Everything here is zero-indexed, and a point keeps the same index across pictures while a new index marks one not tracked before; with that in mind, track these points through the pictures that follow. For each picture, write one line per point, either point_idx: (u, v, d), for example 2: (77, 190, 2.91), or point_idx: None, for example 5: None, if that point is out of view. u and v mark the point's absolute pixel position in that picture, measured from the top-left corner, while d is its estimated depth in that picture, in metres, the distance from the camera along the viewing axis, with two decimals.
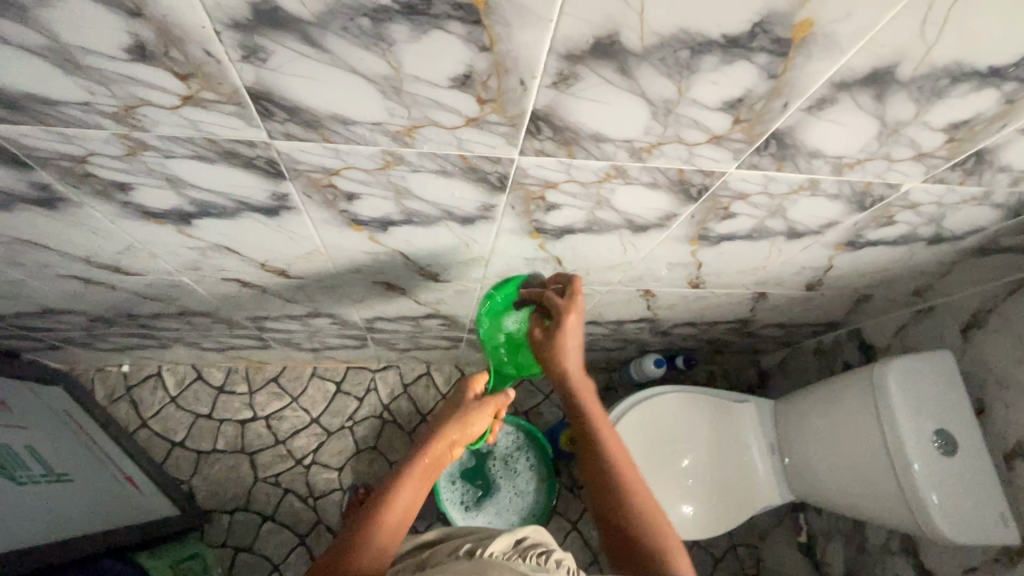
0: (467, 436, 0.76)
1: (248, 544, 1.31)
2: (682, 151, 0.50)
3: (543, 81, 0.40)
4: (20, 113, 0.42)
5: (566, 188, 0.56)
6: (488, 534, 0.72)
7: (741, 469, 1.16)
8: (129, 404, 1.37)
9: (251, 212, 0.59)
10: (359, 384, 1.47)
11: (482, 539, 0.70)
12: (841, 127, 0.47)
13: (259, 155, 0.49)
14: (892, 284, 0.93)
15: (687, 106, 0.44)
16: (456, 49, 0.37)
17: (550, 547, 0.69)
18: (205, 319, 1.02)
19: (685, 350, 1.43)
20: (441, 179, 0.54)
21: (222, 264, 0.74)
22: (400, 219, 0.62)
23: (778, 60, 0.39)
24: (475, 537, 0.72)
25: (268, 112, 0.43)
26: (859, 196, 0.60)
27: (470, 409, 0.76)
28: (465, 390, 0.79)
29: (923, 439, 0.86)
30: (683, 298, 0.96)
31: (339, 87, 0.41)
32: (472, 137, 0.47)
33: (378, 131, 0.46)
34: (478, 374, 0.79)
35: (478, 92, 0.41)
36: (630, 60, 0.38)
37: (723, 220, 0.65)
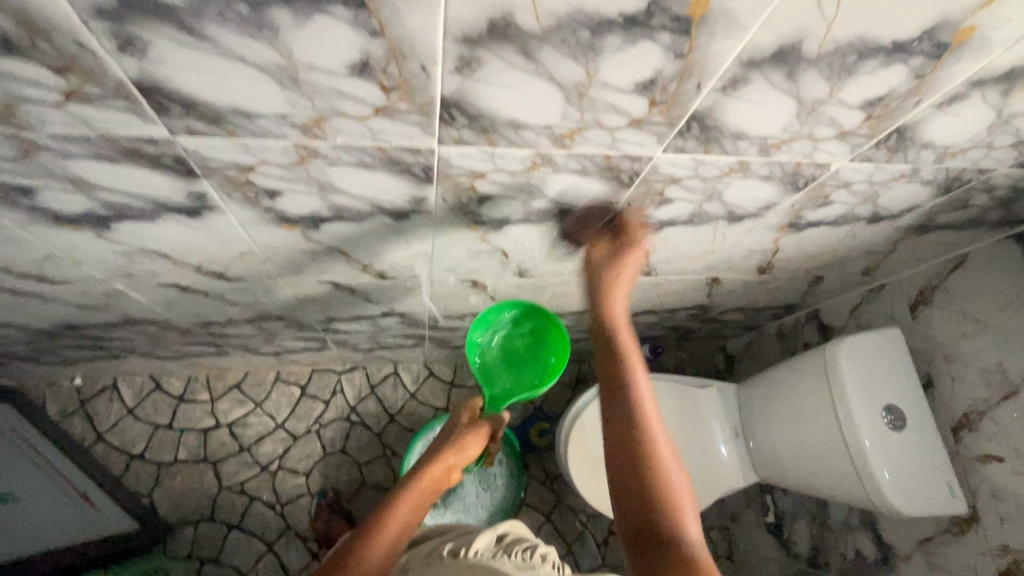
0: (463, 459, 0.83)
1: (214, 554, 1.28)
2: (605, 136, 0.49)
3: (445, 66, 0.39)
4: None
5: (494, 178, 0.55)
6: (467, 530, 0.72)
7: (706, 453, 1.17)
8: (84, 418, 1.32)
9: (171, 213, 0.57)
10: (324, 387, 1.45)
11: (462, 535, 0.70)
12: (759, 106, 0.47)
13: (164, 153, 0.46)
14: (842, 265, 0.94)
15: (599, 89, 0.43)
16: (347, 34, 0.36)
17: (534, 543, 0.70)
18: (152, 327, 0.99)
19: (651, 339, 1.43)
20: (363, 172, 0.52)
21: (154, 270, 0.72)
22: (329, 215, 0.60)
23: (681, 38, 0.38)
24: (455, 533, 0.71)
25: (162, 106, 0.41)
26: (791, 177, 0.60)
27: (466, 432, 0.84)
28: (460, 418, 0.89)
29: (873, 416, 0.88)
30: (638, 286, 0.96)
31: (232, 79, 0.39)
32: (384, 127, 0.45)
33: (284, 124, 0.44)
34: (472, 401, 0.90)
35: (381, 80, 0.40)
36: (531, 42, 0.37)
37: (660, 206, 0.65)
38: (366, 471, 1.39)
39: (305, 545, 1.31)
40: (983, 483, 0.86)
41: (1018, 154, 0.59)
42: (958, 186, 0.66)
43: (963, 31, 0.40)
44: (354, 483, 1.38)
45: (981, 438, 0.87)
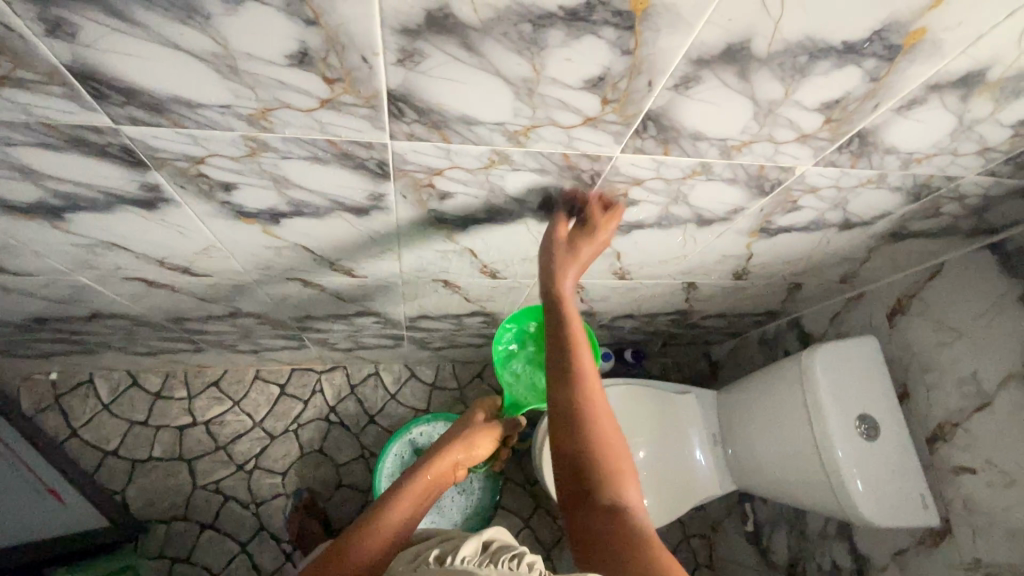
0: (470, 458, 0.84)
1: (186, 554, 1.27)
2: (560, 134, 0.48)
3: (387, 58, 0.38)
4: None
5: (452, 175, 0.54)
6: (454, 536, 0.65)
7: (684, 460, 1.16)
8: (58, 413, 1.31)
9: (126, 205, 0.56)
10: (304, 386, 1.43)
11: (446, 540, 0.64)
12: (714, 107, 0.46)
13: (110, 142, 0.46)
14: (819, 272, 0.94)
15: (549, 85, 0.42)
16: (281, 23, 0.35)
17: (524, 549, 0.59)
18: (123, 322, 0.98)
19: (634, 344, 1.43)
20: (317, 167, 0.52)
21: (117, 263, 0.71)
22: (289, 209, 0.59)
23: (625, 34, 0.37)
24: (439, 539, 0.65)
25: (101, 93, 0.40)
26: (756, 180, 0.59)
27: (474, 433, 0.85)
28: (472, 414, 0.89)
29: (846, 425, 0.87)
30: (614, 289, 0.95)
31: (169, 66, 0.38)
32: (333, 120, 0.45)
33: (229, 114, 0.43)
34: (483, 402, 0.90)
35: (323, 71, 0.39)
36: (472, 34, 0.37)
37: (626, 208, 0.64)
38: (343, 472, 1.38)
39: (279, 546, 1.30)
40: (956, 495, 0.86)
41: (984, 162, 0.59)
42: (927, 193, 0.65)
43: (914, 33, 0.39)
44: (331, 484, 1.36)
45: (955, 449, 0.86)
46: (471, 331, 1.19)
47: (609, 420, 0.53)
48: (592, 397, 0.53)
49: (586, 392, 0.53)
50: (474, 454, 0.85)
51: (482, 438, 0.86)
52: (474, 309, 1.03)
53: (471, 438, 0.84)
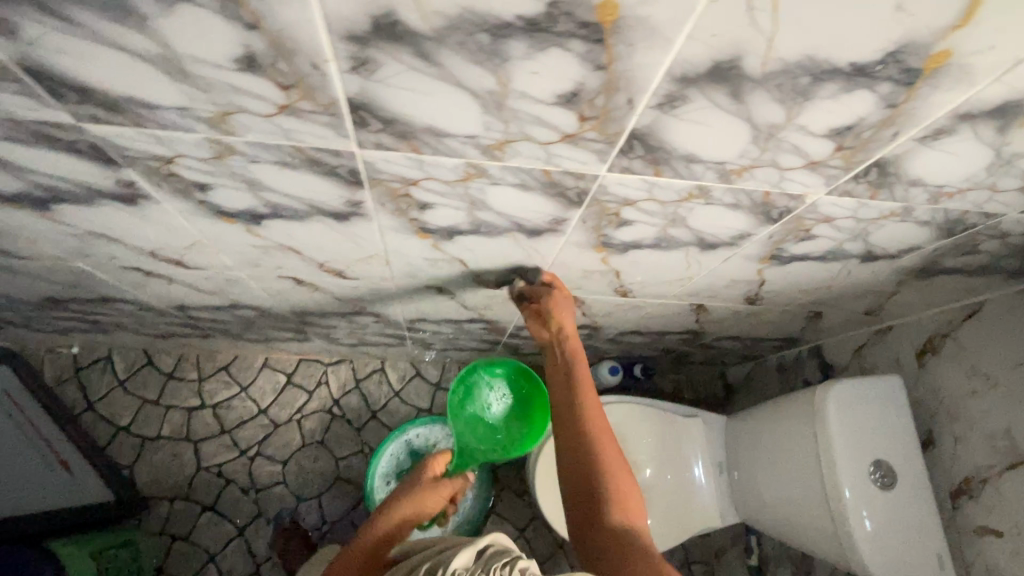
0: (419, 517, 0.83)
1: (185, 533, 1.30)
2: (538, 150, 0.45)
3: (340, 65, 0.36)
4: None
5: (428, 186, 0.52)
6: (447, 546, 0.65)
7: (686, 487, 1.11)
8: (77, 386, 1.36)
9: (107, 198, 0.56)
10: (310, 376, 1.45)
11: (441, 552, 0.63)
12: (707, 128, 0.42)
13: (75, 138, 0.45)
14: (841, 302, 0.86)
15: (519, 100, 0.39)
16: (221, 25, 0.33)
17: (519, 556, 0.61)
18: (130, 305, 1.00)
19: (644, 359, 1.37)
20: (287, 172, 0.50)
21: (111, 252, 0.71)
22: (268, 212, 0.58)
23: (596, 48, 0.34)
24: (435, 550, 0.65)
25: (58, 92, 0.39)
26: (762, 207, 0.54)
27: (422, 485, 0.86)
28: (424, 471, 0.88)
29: (859, 471, 0.80)
30: (617, 306, 0.91)
31: (112, 65, 0.36)
32: (295, 126, 0.43)
33: (188, 117, 0.42)
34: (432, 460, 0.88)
35: (275, 77, 0.37)
36: (426, 43, 0.34)
37: (620, 228, 0.60)
38: (342, 466, 1.39)
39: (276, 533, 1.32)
40: (978, 558, 0.78)
41: None
42: (962, 229, 0.59)
43: (937, 55, 0.34)
44: (329, 476, 1.38)
45: (980, 508, 0.78)
46: (472, 336, 1.17)
47: (607, 442, 0.66)
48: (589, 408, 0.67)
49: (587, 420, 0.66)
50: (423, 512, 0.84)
51: (433, 497, 0.85)
52: (472, 316, 1.01)
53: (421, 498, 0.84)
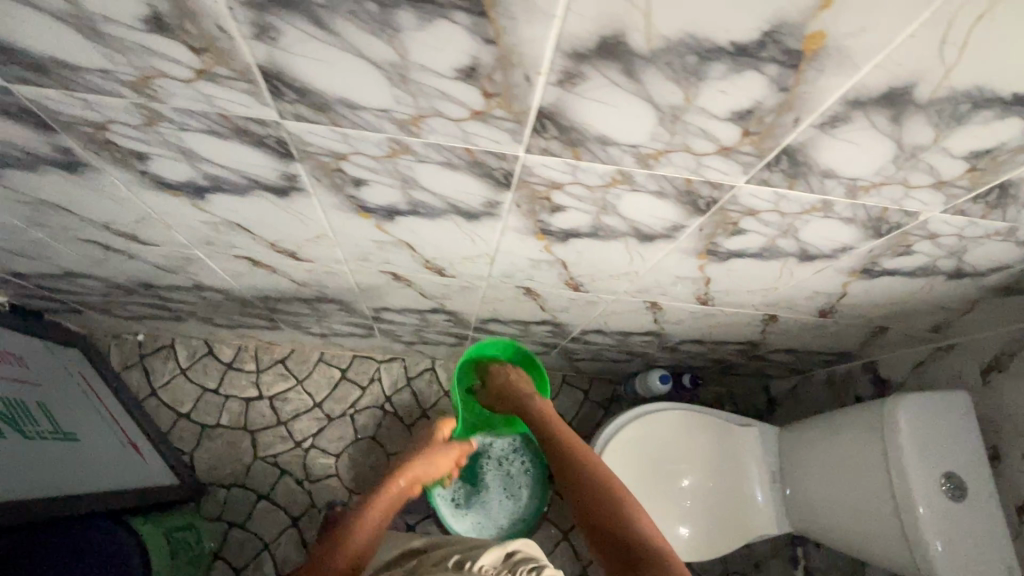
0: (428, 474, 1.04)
1: (242, 520, 1.33)
2: (690, 160, 0.49)
3: (549, 78, 0.40)
4: (44, 76, 0.43)
5: (571, 190, 0.56)
6: (476, 546, 0.78)
7: (740, 495, 1.14)
8: (141, 372, 1.41)
9: (263, 190, 0.60)
10: (364, 372, 1.49)
11: (470, 549, 0.77)
12: (856, 147, 0.46)
13: (269, 133, 0.49)
14: (910, 319, 0.90)
15: (695, 114, 0.43)
16: (462, 39, 0.37)
17: (541, 565, 0.74)
18: (217, 294, 1.05)
19: (692, 369, 1.41)
20: (446, 172, 0.54)
21: (234, 241, 0.76)
22: (406, 209, 0.63)
23: (788, 72, 0.38)
24: (461, 547, 0.79)
25: (279, 91, 0.44)
26: (875, 222, 0.58)
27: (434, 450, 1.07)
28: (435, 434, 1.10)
29: (930, 482, 0.83)
30: (691, 313, 0.95)
31: (343, 70, 0.41)
32: (477, 130, 0.47)
33: (385, 118, 0.46)
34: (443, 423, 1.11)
35: (484, 86, 0.41)
36: (637, 62, 0.38)
37: (731, 236, 0.64)
38: (392, 462, 1.42)
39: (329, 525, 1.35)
40: None
41: None
42: None
43: None
44: (380, 471, 1.41)
45: None
46: (534, 339, 1.20)
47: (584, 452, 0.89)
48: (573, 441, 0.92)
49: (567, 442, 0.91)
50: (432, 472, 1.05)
51: (436, 463, 1.06)
52: (544, 318, 1.04)
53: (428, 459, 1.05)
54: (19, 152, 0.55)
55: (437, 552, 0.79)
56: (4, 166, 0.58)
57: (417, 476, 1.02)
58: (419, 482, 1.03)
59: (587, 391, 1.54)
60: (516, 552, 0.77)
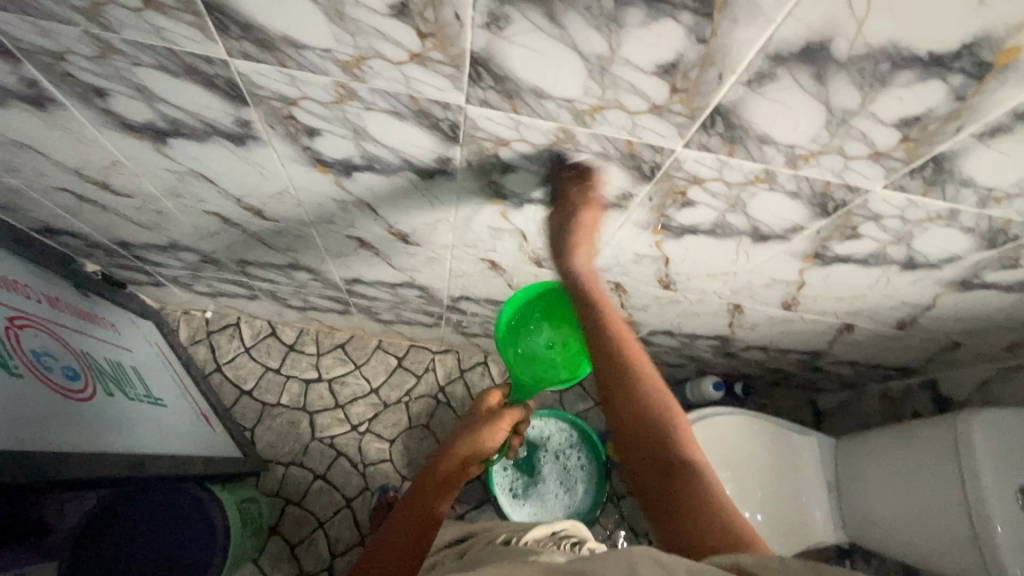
0: (480, 452, 0.94)
1: (298, 497, 1.36)
2: (839, 162, 0.53)
3: (741, 77, 0.44)
4: (267, 52, 0.48)
5: (710, 185, 0.59)
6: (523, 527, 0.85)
7: (798, 504, 1.15)
8: (207, 348, 1.45)
9: (410, 171, 0.64)
10: (419, 362, 1.52)
11: (518, 530, 0.84)
12: (1005, 158, 0.49)
13: (447, 117, 0.54)
14: (988, 335, 0.92)
15: (864, 118, 0.46)
16: (676, 37, 0.41)
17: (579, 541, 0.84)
18: (305, 274, 1.09)
19: (744, 378, 1.43)
20: (597, 162, 0.58)
21: (354, 221, 0.80)
22: (540, 197, 0.66)
23: (971, 83, 0.41)
24: (510, 528, 0.85)
25: (479, 76, 0.47)
26: (993, 233, 0.61)
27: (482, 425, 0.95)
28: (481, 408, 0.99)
29: (1007, 498, 0.85)
30: (769, 318, 0.98)
31: (550, 60, 0.45)
32: (648, 124, 0.51)
33: (565, 108, 0.50)
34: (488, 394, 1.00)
35: (676, 81, 0.45)
36: (831, 66, 0.42)
37: (845, 241, 0.67)
38: None
39: None
40: None
41: None
42: None
43: None
44: None
45: None
46: None
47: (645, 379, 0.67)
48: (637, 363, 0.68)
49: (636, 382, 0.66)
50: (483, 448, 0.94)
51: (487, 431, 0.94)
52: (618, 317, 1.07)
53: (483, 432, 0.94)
54: (199, 122, 0.60)
55: (487, 535, 0.85)
56: (179, 136, 0.63)
57: (469, 452, 0.93)
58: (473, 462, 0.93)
59: None
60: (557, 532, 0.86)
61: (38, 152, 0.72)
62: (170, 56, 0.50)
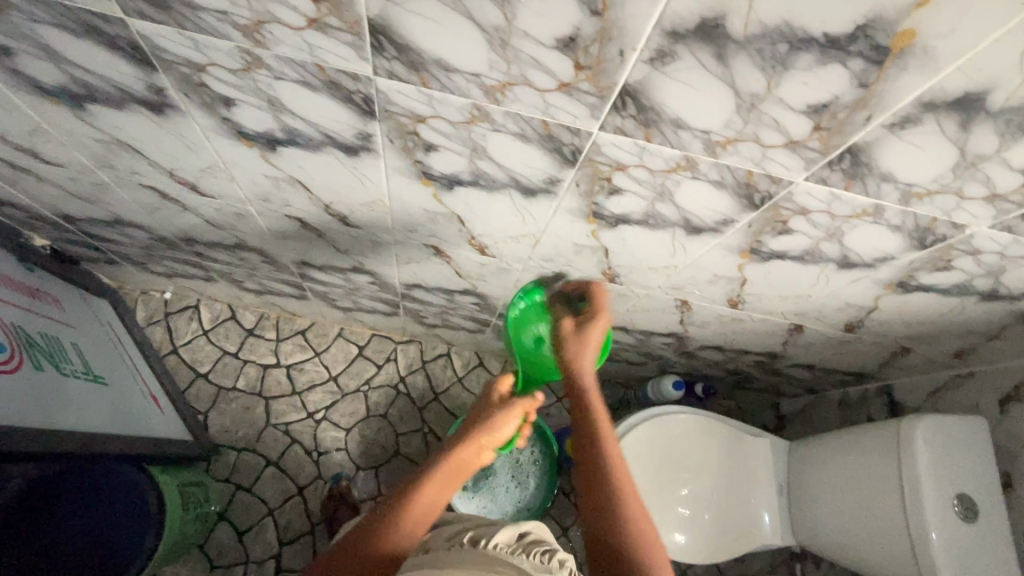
0: (493, 439, 0.81)
1: (249, 484, 1.35)
2: (757, 151, 0.51)
3: (642, 55, 0.42)
4: (163, 12, 0.46)
5: (634, 173, 0.58)
6: (486, 524, 0.74)
7: (747, 506, 1.15)
8: (165, 329, 1.43)
9: (335, 147, 0.63)
10: (380, 352, 1.50)
11: (482, 527, 0.72)
12: (918, 151, 0.48)
13: (359, 90, 0.52)
14: (934, 341, 0.92)
15: (772, 104, 0.45)
16: (569, 9, 0.40)
17: (553, 547, 0.69)
18: (255, 256, 1.07)
19: (705, 379, 1.43)
20: (518, 143, 0.56)
21: (290, 201, 0.79)
22: (468, 179, 0.65)
23: (872, 68, 0.40)
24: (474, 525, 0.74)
25: (381, 46, 0.46)
26: (921, 232, 0.60)
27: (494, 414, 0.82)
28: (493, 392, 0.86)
29: (944, 507, 0.85)
30: (718, 317, 0.97)
31: (447, 30, 0.43)
32: (560, 103, 0.49)
33: (474, 83, 0.49)
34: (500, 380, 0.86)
35: (578, 58, 0.44)
36: (730, 46, 0.41)
37: (778, 236, 0.66)
38: (401, 441, 1.43)
39: None
40: None
41: None
42: None
43: None
44: (388, 450, 1.42)
45: None
46: None
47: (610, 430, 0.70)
48: (606, 436, 0.69)
49: (598, 419, 0.70)
50: (497, 435, 0.81)
51: (505, 418, 0.82)
52: None
53: (494, 419, 0.81)
54: (114, 87, 0.58)
55: (451, 529, 0.75)
56: (95, 101, 0.61)
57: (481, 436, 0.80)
58: (485, 450, 0.81)
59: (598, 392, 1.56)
60: (529, 534, 0.72)
61: None
62: (67, 13, 0.48)
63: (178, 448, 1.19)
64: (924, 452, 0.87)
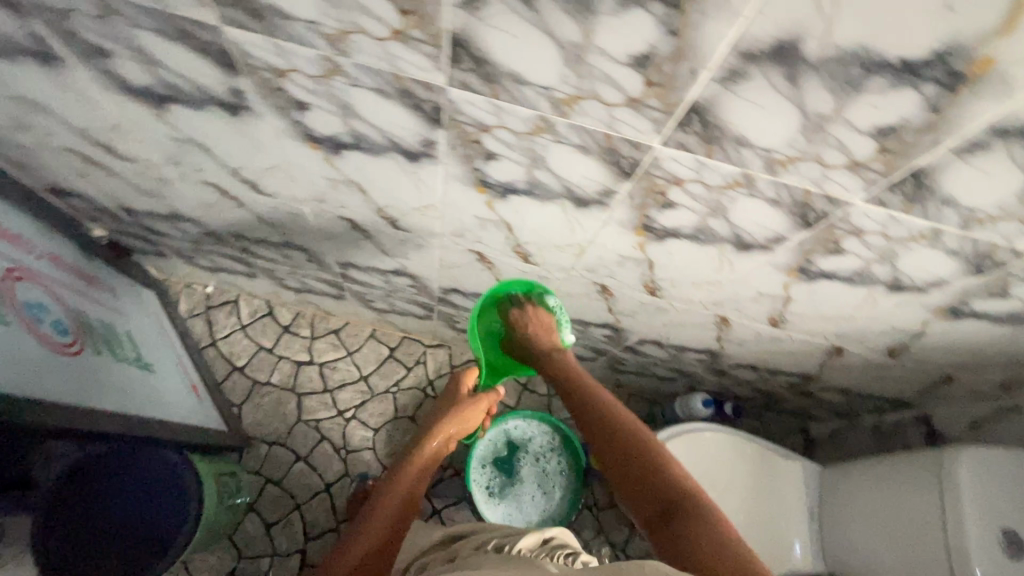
0: (458, 429, 1.09)
1: (278, 477, 1.37)
2: (817, 171, 0.52)
3: (714, 73, 0.44)
4: (256, 21, 0.49)
5: (690, 187, 0.59)
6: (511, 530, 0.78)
7: (779, 532, 1.12)
8: (205, 322, 1.48)
9: (397, 152, 0.65)
10: (410, 354, 1.53)
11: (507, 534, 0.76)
12: (983, 176, 0.48)
13: (430, 98, 0.54)
14: (981, 370, 0.90)
15: (839, 125, 0.46)
16: (648, 28, 0.41)
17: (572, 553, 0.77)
18: (300, 255, 1.11)
19: (735, 398, 1.41)
20: (578, 155, 0.58)
21: (345, 202, 0.81)
22: (523, 188, 0.67)
23: (945, 93, 0.41)
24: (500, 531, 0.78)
25: (459, 58, 0.48)
26: (978, 258, 0.60)
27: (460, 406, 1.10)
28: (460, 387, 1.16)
29: (989, 541, 0.83)
30: (757, 335, 0.96)
31: (525, 45, 0.45)
32: (625, 117, 0.51)
33: (543, 96, 0.50)
34: (466, 375, 1.17)
35: (651, 75, 0.45)
36: (803, 68, 0.42)
37: (829, 256, 0.66)
38: None
39: None
40: None
41: None
42: None
43: None
44: None
45: None
46: (587, 342, 1.23)
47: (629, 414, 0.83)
48: (629, 419, 0.82)
49: (611, 411, 0.83)
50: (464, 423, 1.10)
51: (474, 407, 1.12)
52: (605, 322, 1.07)
53: (461, 408, 1.10)
54: (196, 90, 0.62)
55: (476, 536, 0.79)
56: (176, 101, 0.65)
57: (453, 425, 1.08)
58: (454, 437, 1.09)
59: (623, 405, 1.56)
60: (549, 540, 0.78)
61: (47, 110, 0.74)
62: (166, 19, 0.52)
63: (214, 439, 1.22)
64: (970, 483, 0.85)
